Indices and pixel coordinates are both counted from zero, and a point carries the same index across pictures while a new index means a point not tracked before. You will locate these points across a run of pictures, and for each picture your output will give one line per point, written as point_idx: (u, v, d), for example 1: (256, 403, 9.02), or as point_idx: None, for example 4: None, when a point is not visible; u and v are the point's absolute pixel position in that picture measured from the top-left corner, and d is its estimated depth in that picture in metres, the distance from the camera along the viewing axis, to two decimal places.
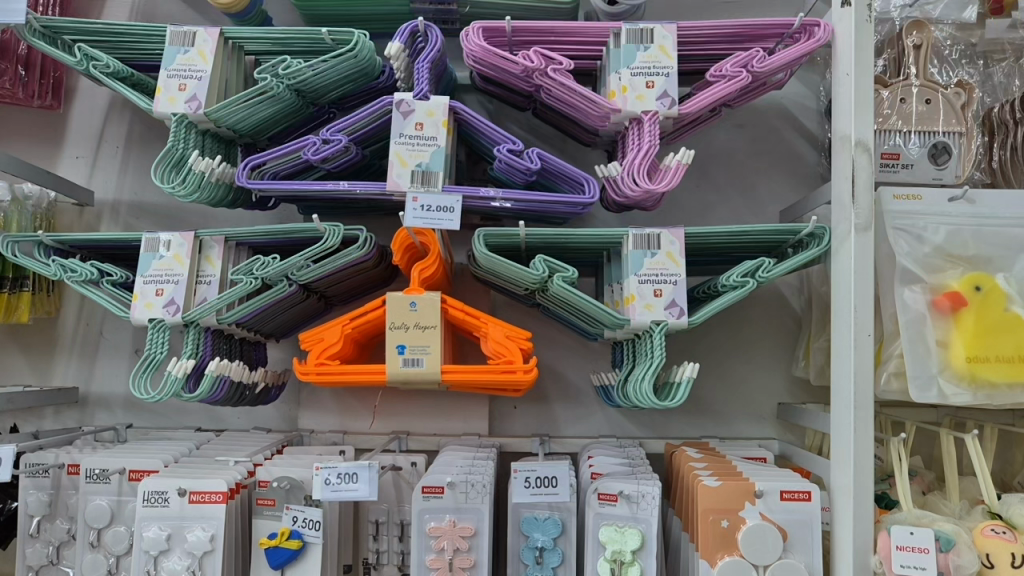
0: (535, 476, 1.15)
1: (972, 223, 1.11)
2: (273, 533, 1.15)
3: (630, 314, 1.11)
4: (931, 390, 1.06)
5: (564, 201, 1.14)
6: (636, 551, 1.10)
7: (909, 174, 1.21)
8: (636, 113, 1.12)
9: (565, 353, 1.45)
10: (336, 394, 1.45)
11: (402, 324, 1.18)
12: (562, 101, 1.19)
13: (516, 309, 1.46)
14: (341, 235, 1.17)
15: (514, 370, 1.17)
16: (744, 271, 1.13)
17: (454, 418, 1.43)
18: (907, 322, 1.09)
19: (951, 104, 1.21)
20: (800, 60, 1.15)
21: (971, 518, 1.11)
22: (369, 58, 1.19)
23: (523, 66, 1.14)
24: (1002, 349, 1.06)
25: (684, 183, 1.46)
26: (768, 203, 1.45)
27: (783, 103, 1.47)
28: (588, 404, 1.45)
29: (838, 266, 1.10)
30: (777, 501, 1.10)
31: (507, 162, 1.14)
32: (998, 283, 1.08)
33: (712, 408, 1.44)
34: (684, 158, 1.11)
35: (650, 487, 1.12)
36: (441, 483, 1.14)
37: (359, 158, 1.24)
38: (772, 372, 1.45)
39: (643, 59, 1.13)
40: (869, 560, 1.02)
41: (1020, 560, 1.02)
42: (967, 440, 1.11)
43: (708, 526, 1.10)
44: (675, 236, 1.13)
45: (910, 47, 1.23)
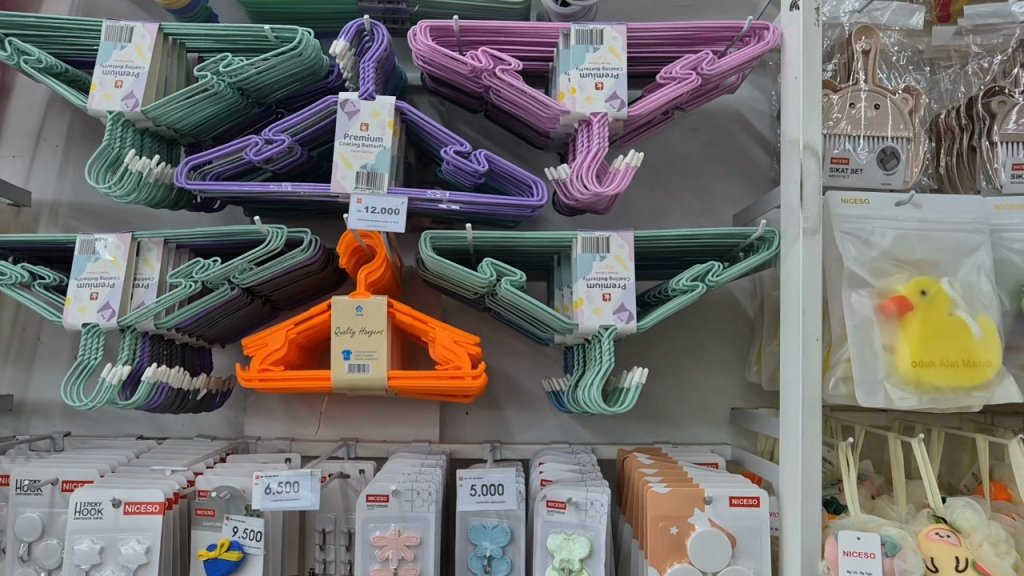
0: (481, 484, 1.13)
1: (919, 227, 1.11)
2: (212, 544, 1.12)
3: (579, 319, 1.10)
4: (878, 395, 1.06)
5: (512, 204, 1.13)
6: (585, 559, 1.09)
7: (859, 178, 1.21)
8: (585, 114, 1.11)
9: (518, 357, 1.44)
10: (283, 400, 1.42)
11: (347, 328, 1.17)
12: (512, 102, 1.18)
13: (469, 314, 1.44)
14: (285, 237, 1.15)
15: (463, 376, 1.15)
16: (694, 275, 1.12)
17: (404, 424, 1.41)
18: (855, 326, 1.08)
19: (900, 109, 1.22)
20: (750, 63, 1.15)
21: (917, 522, 1.10)
22: (315, 57, 1.16)
23: (471, 67, 1.13)
24: (947, 353, 1.05)
25: (638, 186, 1.45)
26: (722, 207, 1.44)
27: (736, 106, 1.46)
28: (540, 410, 1.43)
29: (788, 270, 1.09)
30: (726, 507, 1.10)
31: (454, 164, 1.13)
32: (943, 287, 1.08)
33: (666, 413, 1.43)
34: (633, 160, 1.10)
35: (598, 494, 1.11)
36: (386, 491, 1.11)
37: (305, 159, 1.21)
38: (726, 377, 1.44)
39: (592, 60, 1.12)
40: (817, 565, 1.02)
41: (964, 564, 1.01)
42: (913, 445, 1.11)
43: (657, 532, 1.09)
44: (625, 239, 1.12)
45: (859, 52, 1.24)
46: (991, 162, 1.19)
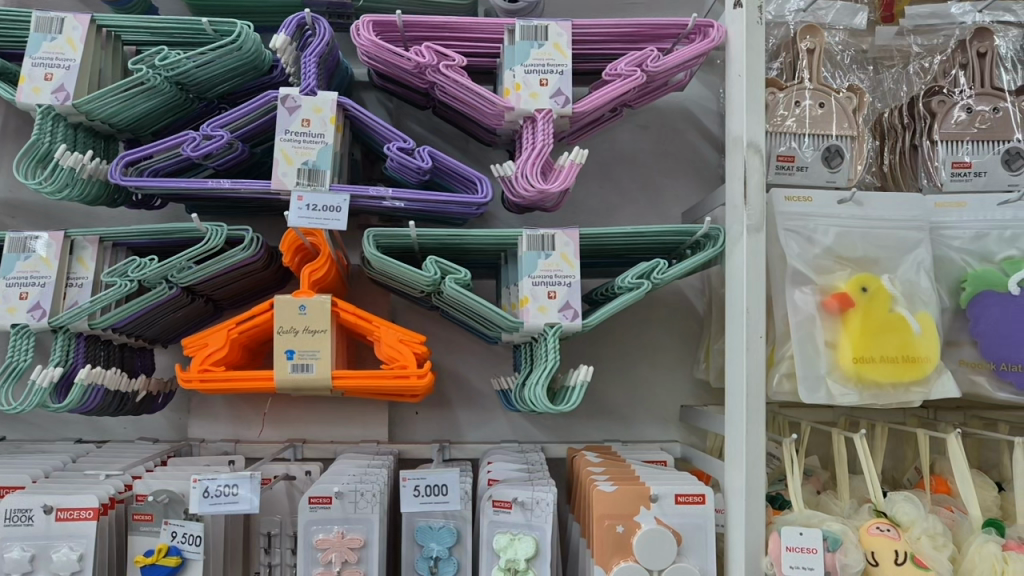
0: (424, 484, 1.10)
1: (860, 225, 1.12)
2: (149, 550, 1.09)
3: (524, 317, 1.09)
4: (819, 392, 1.07)
5: (457, 201, 1.12)
6: (530, 559, 1.08)
7: (804, 176, 1.22)
8: (530, 111, 1.10)
9: (468, 356, 1.42)
10: (227, 401, 1.39)
11: (290, 328, 1.15)
12: (456, 99, 1.16)
13: (418, 313, 1.42)
14: (225, 235, 1.13)
15: (409, 375, 1.14)
16: (639, 272, 1.12)
17: (352, 425, 1.39)
18: (798, 324, 1.09)
19: (844, 108, 1.23)
20: (696, 61, 1.15)
21: (858, 517, 1.11)
22: (255, 51, 1.14)
23: (415, 62, 1.11)
24: (887, 349, 1.06)
25: (588, 184, 1.44)
26: (672, 205, 1.45)
27: (685, 104, 1.46)
28: (490, 409, 1.42)
29: (732, 267, 1.10)
30: (672, 505, 1.10)
31: (398, 161, 1.12)
32: (883, 284, 1.09)
33: (616, 412, 1.43)
34: (577, 157, 1.10)
35: (544, 494, 1.10)
36: (329, 493, 1.09)
37: (246, 155, 1.19)
38: (676, 375, 1.44)
39: (536, 57, 1.11)
40: (761, 562, 1.03)
41: (903, 557, 1.02)
42: (856, 440, 1.12)
43: (603, 530, 1.09)
44: (570, 236, 1.11)
45: (804, 51, 1.25)
46: (931, 160, 1.21)
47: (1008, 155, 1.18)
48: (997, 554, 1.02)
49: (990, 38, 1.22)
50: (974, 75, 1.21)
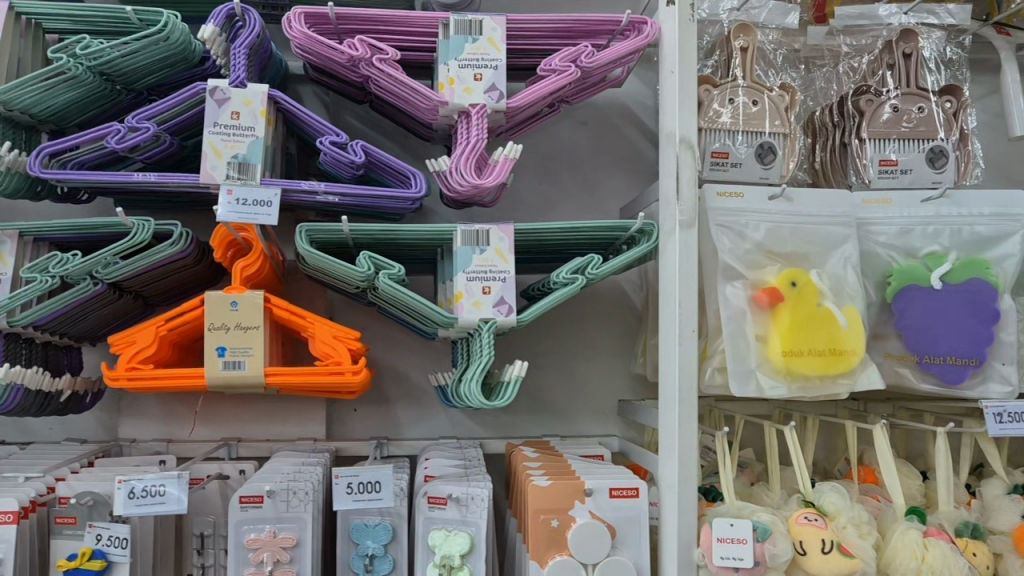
0: (357, 482, 1.08)
1: (790, 221, 1.13)
2: (73, 554, 1.06)
3: (459, 312, 1.09)
4: (750, 385, 1.08)
5: (391, 196, 1.12)
6: (465, 555, 1.08)
7: (737, 172, 1.23)
8: (464, 106, 1.10)
9: (406, 353, 1.41)
10: (159, 400, 1.35)
11: (221, 324, 1.12)
12: (391, 93, 1.15)
13: (356, 310, 1.41)
14: (152, 230, 1.10)
15: (343, 372, 1.13)
16: (574, 267, 1.12)
17: (287, 423, 1.37)
18: (729, 318, 1.10)
19: (776, 105, 1.25)
20: (630, 57, 1.16)
21: (788, 507, 1.13)
22: (184, 42, 1.11)
23: (348, 56, 1.10)
24: (815, 343, 1.08)
25: (527, 179, 1.44)
26: (610, 201, 1.45)
27: (624, 100, 1.47)
28: (429, 405, 1.41)
29: (665, 263, 1.11)
30: (606, 499, 1.10)
31: (331, 155, 1.11)
32: (812, 279, 1.11)
33: (556, 407, 1.43)
34: (511, 152, 1.10)
35: (479, 490, 1.10)
36: (260, 492, 1.07)
37: (175, 148, 1.16)
38: (614, 370, 1.45)
39: (471, 51, 1.11)
40: (692, 554, 1.05)
41: (829, 545, 1.04)
42: (786, 432, 1.14)
43: (538, 525, 1.09)
44: (504, 232, 1.11)
45: (737, 49, 1.26)
46: (860, 158, 1.23)
47: (932, 154, 1.21)
48: (917, 540, 1.05)
49: (915, 39, 1.26)
50: (900, 76, 1.25)
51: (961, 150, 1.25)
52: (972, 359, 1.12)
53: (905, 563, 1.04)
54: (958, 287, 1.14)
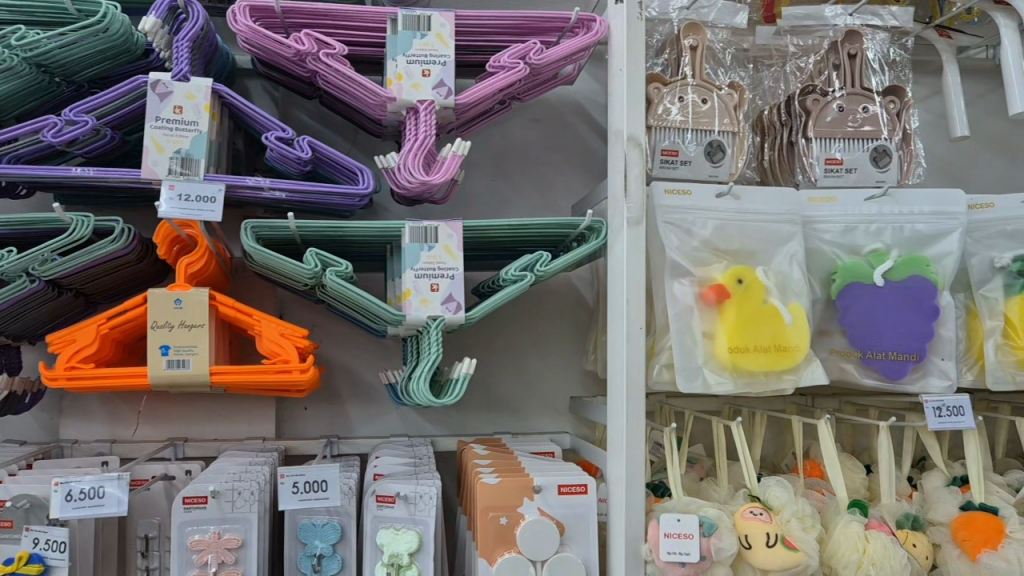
0: (303, 481, 1.06)
1: (737, 218, 1.14)
2: (9, 558, 1.03)
3: (407, 310, 1.08)
4: (696, 381, 1.09)
5: (338, 192, 1.11)
6: (413, 553, 1.07)
7: (687, 170, 1.24)
8: (412, 102, 1.09)
9: (357, 350, 1.40)
10: (103, 399, 1.33)
11: (164, 323, 1.10)
12: (339, 89, 1.14)
13: (306, 307, 1.39)
14: (92, 226, 1.08)
15: (291, 370, 1.12)
16: (523, 264, 1.12)
17: (236, 423, 1.35)
18: (676, 314, 1.10)
19: (725, 104, 1.26)
20: (580, 54, 1.16)
21: (734, 502, 1.14)
22: (125, 34, 1.08)
23: (294, 50, 1.09)
24: (760, 339, 1.09)
25: (479, 176, 1.44)
26: (562, 198, 1.46)
27: (576, 98, 1.48)
28: (380, 403, 1.40)
29: (614, 259, 1.11)
30: (554, 496, 1.10)
31: (278, 151, 1.10)
32: (758, 276, 1.11)
33: (509, 404, 1.43)
34: (459, 149, 1.10)
35: (427, 487, 1.10)
36: (205, 492, 1.05)
37: (117, 142, 1.14)
38: (567, 366, 1.46)
39: (419, 47, 1.10)
40: (640, 549, 1.05)
41: (774, 539, 1.05)
42: (733, 428, 1.15)
43: (487, 522, 1.09)
44: (453, 229, 1.11)
45: (687, 48, 1.27)
46: (806, 157, 1.25)
47: (876, 153, 1.24)
48: (859, 533, 1.07)
49: (860, 41, 1.28)
50: (845, 76, 1.27)
51: (904, 150, 1.27)
52: (913, 355, 1.15)
53: (847, 555, 1.06)
54: (900, 285, 1.17)
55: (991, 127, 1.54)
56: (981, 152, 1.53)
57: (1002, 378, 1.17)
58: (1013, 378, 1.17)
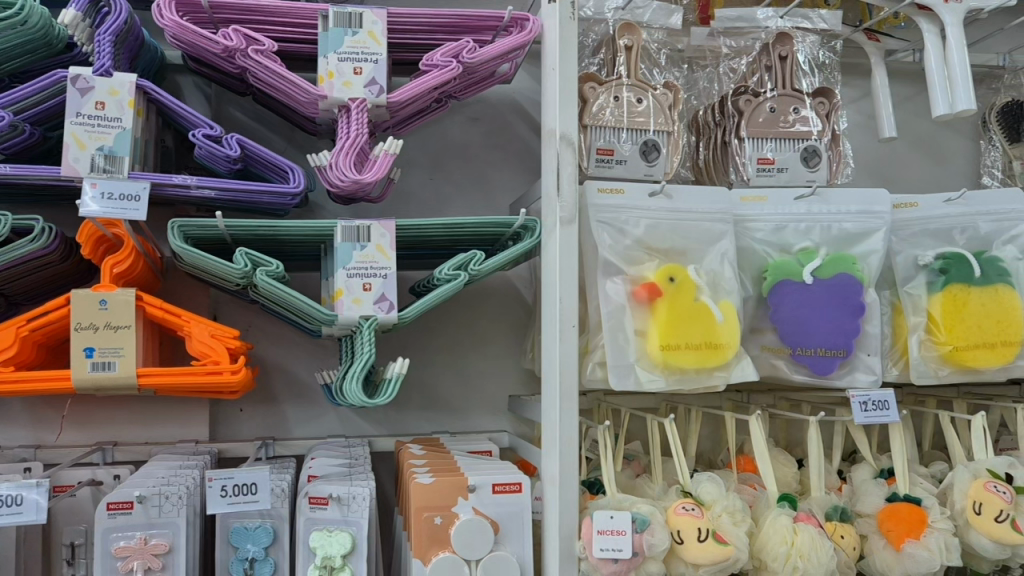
0: (232, 485, 1.05)
1: (669, 217, 1.15)
2: None
3: (339, 310, 1.08)
4: (629, 379, 1.09)
5: (268, 191, 1.10)
6: (346, 555, 1.06)
7: (623, 169, 1.25)
8: (343, 100, 1.09)
9: (293, 351, 1.38)
10: (28, 403, 1.29)
11: (88, 324, 1.08)
12: (269, 86, 1.13)
13: (241, 307, 1.37)
14: (9, 224, 1.05)
15: (222, 372, 1.10)
16: (457, 263, 1.12)
17: (168, 425, 1.32)
18: (608, 313, 1.11)
19: (660, 103, 1.27)
20: (514, 53, 1.16)
21: (667, 498, 1.15)
22: (45, 27, 1.05)
23: (222, 46, 1.07)
24: (691, 337, 1.09)
25: (417, 174, 1.43)
26: (501, 197, 1.46)
27: (515, 97, 1.48)
28: (317, 404, 1.39)
29: (547, 258, 1.11)
30: (489, 495, 1.10)
31: (205, 149, 1.08)
32: (689, 274, 1.12)
33: (448, 404, 1.43)
34: (391, 148, 1.10)
35: (361, 489, 1.09)
36: (130, 497, 1.03)
37: (37, 138, 1.11)
38: (506, 364, 1.46)
39: (351, 44, 1.09)
40: (574, 546, 1.06)
41: (704, 534, 1.06)
42: (666, 424, 1.16)
43: (421, 523, 1.08)
44: (385, 228, 1.10)
45: (622, 48, 1.27)
46: (739, 157, 1.27)
47: (807, 153, 1.26)
48: (787, 526, 1.09)
49: (791, 43, 1.30)
50: (777, 78, 1.29)
51: (833, 151, 1.30)
52: (839, 351, 1.17)
53: (776, 547, 1.08)
54: (828, 282, 1.19)
55: (919, 128, 1.58)
56: (909, 153, 1.57)
57: (925, 372, 1.21)
58: (935, 372, 1.21)
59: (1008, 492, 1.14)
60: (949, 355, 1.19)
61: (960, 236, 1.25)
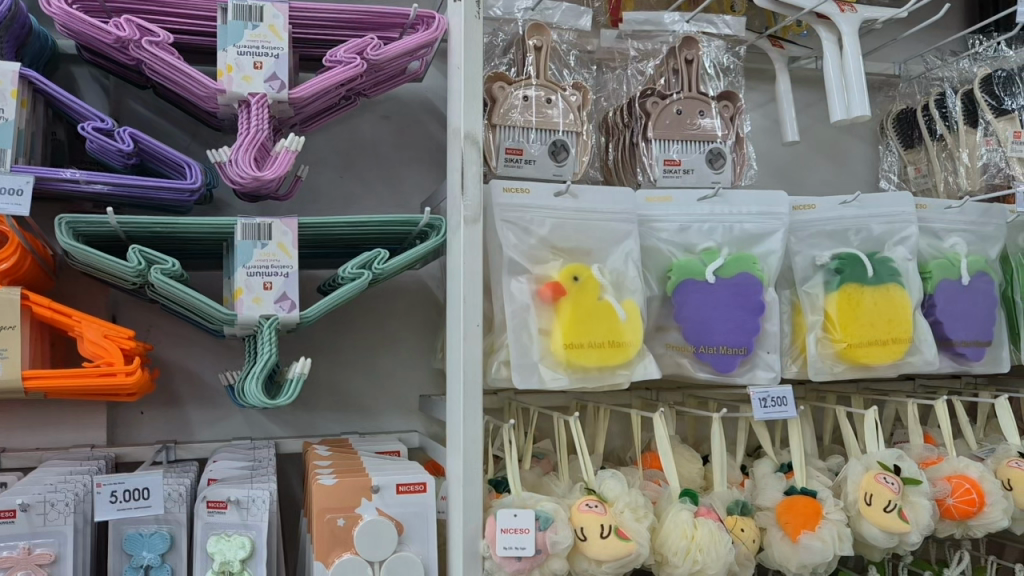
0: (122, 490, 1.01)
1: (574, 217, 1.16)
2: None
3: (238, 309, 1.06)
4: (532, 377, 1.10)
5: (164, 187, 1.07)
6: (245, 560, 1.04)
7: (532, 169, 1.25)
8: (243, 95, 1.06)
9: (197, 352, 1.34)
10: None
11: None
12: (166, 79, 1.10)
13: (141, 307, 1.32)
14: None
15: (115, 373, 1.06)
16: (361, 262, 1.10)
17: (64, 430, 1.28)
18: (513, 312, 1.12)
19: (569, 103, 1.28)
20: (420, 51, 1.15)
21: (571, 495, 1.16)
22: None
23: (114, 36, 1.04)
24: (594, 336, 1.10)
25: (327, 171, 1.41)
26: (412, 196, 1.45)
27: (427, 95, 1.47)
28: (223, 406, 1.36)
29: (452, 258, 1.11)
30: (392, 495, 1.09)
31: (96, 143, 1.05)
32: (593, 273, 1.14)
33: (358, 404, 1.41)
34: (293, 144, 1.08)
35: (261, 491, 1.07)
36: (13, 506, 0.98)
37: None
38: (418, 365, 1.45)
39: (250, 38, 1.07)
40: (478, 545, 1.06)
41: (607, 530, 1.07)
42: (570, 422, 1.17)
43: (323, 525, 1.07)
44: (287, 225, 1.08)
45: (531, 48, 1.28)
46: (646, 158, 1.29)
47: (711, 155, 1.29)
48: (688, 520, 1.11)
49: (696, 47, 1.32)
50: (683, 81, 1.31)
51: (736, 153, 1.34)
52: (740, 349, 1.20)
53: (676, 542, 1.10)
54: (730, 281, 1.21)
55: (820, 134, 1.64)
56: (813, 157, 1.63)
57: (821, 368, 1.25)
58: (830, 369, 1.25)
59: (896, 483, 1.18)
60: (844, 352, 1.23)
61: (854, 237, 1.29)
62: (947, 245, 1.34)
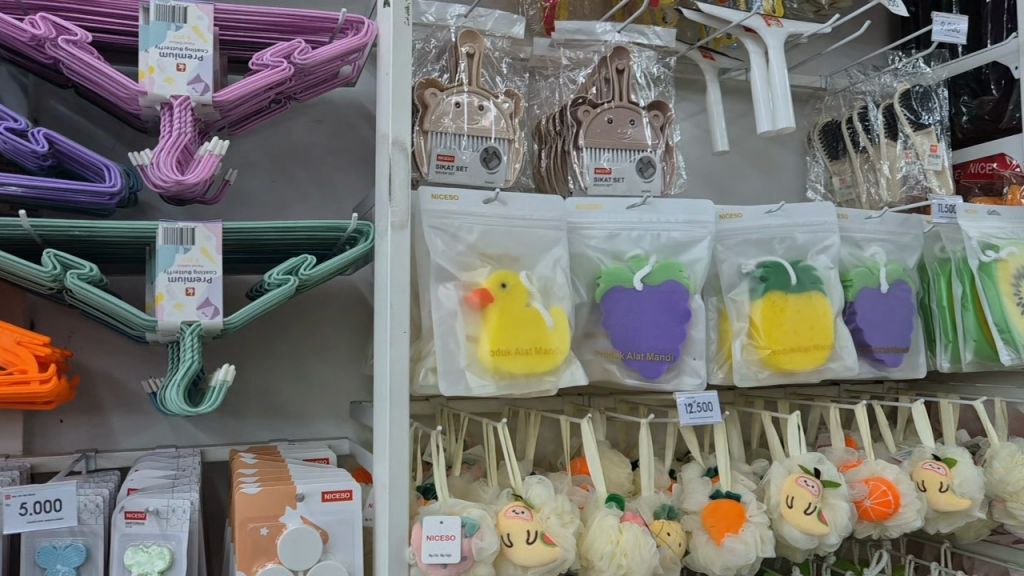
0: (33, 502, 0.99)
1: (503, 224, 1.16)
2: None
3: (159, 315, 1.04)
4: (459, 384, 1.10)
5: (80, 189, 1.04)
6: (164, 571, 1.02)
7: (463, 175, 1.25)
8: (165, 97, 1.04)
9: (120, 358, 1.31)
10: None
11: None
12: (85, 79, 1.07)
13: (61, 312, 1.29)
14: None
15: (30, 381, 1.02)
16: (287, 268, 1.09)
17: None
18: (440, 318, 1.12)
19: (501, 110, 1.29)
20: (348, 56, 1.15)
21: (499, 501, 1.16)
22: None
23: (30, 35, 1.01)
24: (521, 342, 1.11)
25: (257, 175, 1.39)
26: (345, 201, 1.44)
27: (360, 100, 1.46)
28: (148, 413, 1.33)
29: (379, 264, 1.11)
30: (318, 503, 1.08)
31: (9, 144, 1.02)
32: (521, 281, 1.14)
33: (288, 411, 1.40)
34: (216, 148, 1.06)
35: (181, 501, 1.05)
36: None
37: None
38: (350, 371, 1.44)
39: (173, 39, 1.05)
40: (404, 552, 1.05)
41: (533, 536, 1.08)
42: (498, 427, 1.18)
43: (247, 534, 1.05)
44: (211, 230, 1.06)
45: (463, 55, 1.28)
46: (577, 165, 1.31)
47: (641, 164, 1.31)
48: (613, 525, 1.12)
49: (627, 57, 1.34)
50: (614, 90, 1.33)
51: (666, 162, 1.36)
52: (666, 355, 1.22)
53: (602, 546, 1.11)
54: (657, 288, 1.23)
55: (751, 144, 1.67)
56: (743, 166, 1.66)
57: (746, 374, 1.27)
58: (755, 374, 1.28)
59: (816, 486, 1.21)
60: (768, 358, 1.26)
61: (779, 245, 1.32)
62: (867, 254, 1.38)
